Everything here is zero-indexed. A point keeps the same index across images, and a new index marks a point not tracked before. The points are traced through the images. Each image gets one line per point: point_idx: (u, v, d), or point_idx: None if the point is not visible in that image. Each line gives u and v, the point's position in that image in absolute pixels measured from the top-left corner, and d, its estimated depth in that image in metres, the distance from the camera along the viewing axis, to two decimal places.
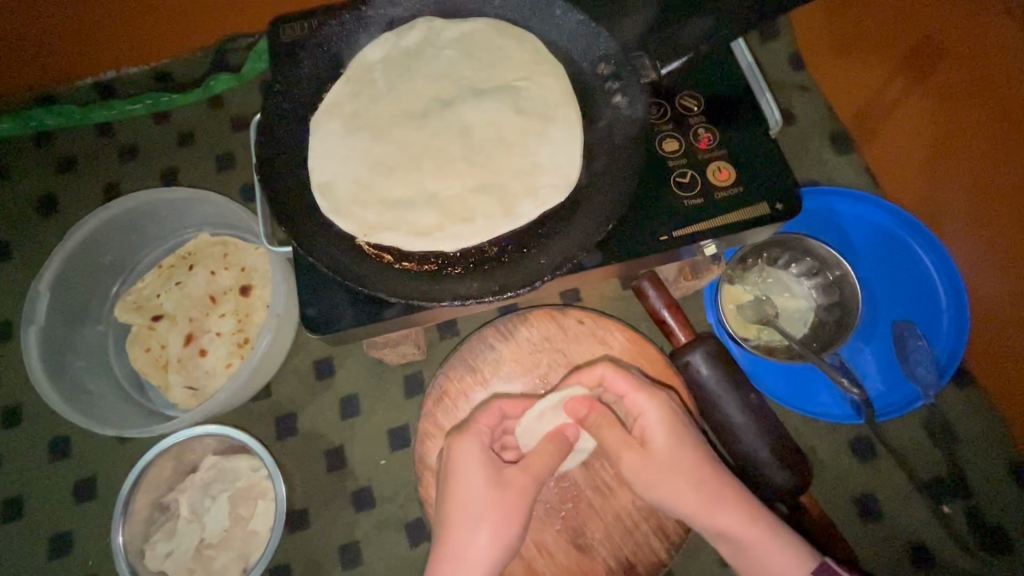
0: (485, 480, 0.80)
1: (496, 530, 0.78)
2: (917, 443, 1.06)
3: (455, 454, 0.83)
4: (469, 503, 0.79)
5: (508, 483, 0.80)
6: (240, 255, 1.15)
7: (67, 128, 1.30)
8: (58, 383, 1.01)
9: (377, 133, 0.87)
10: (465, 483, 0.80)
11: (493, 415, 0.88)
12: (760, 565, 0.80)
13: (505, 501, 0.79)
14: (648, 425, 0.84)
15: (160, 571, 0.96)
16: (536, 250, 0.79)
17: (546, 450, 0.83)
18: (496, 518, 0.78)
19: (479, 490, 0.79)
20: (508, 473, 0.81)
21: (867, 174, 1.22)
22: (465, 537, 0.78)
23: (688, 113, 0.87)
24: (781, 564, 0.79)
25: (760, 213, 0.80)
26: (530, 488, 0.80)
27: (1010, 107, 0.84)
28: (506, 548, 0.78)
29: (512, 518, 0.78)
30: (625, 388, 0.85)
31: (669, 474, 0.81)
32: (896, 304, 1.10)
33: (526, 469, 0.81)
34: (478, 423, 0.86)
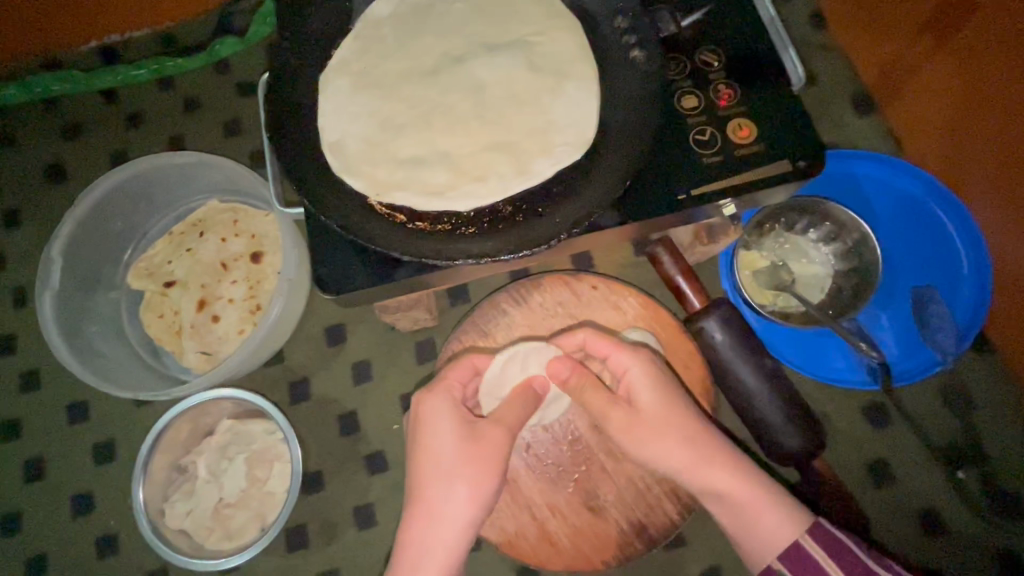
0: (457, 436, 0.77)
1: (469, 487, 0.75)
2: (934, 410, 1.05)
3: (426, 409, 0.79)
4: (441, 458, 0.76)
5: (484, 437, 0.78)
6: (250, 222, 1.15)
7: (73, 94, 1.28)
8: (73, 347, 1.02)
9: (387, 90, 0.85)
10: (436, 439, 0.76)
11: (465, 369, 0.85)
12: (748, 526, 0.76)
13: (482, 454, 0.76)
14: (637, 380, 0.79)
15: (180, 529, 0.98)
16: (552, 209, 0.77)
17: (518, 402, 0.83)
18: (475, 472, 0.75)
19: (455, 445, 0.76)
20: (481, 425, 0.78)
21: (889, 137, 1.19)
22: (442, 492, 0.74)
23: (708, 69, 0.84)
24: (768, 524, 0.75)
25: (782, 171, 0.78)
26: (504, 439, 0.78)
27: None
28: (483, 504, 0.76)
29: (484, 472, 0.76)
30: (607, 350, 0.81)
31: (656, 430, 0.77)
32: (915, 269, 1.08)
33: (500, 421, 0.80)
34: (446, 377, 0.83)
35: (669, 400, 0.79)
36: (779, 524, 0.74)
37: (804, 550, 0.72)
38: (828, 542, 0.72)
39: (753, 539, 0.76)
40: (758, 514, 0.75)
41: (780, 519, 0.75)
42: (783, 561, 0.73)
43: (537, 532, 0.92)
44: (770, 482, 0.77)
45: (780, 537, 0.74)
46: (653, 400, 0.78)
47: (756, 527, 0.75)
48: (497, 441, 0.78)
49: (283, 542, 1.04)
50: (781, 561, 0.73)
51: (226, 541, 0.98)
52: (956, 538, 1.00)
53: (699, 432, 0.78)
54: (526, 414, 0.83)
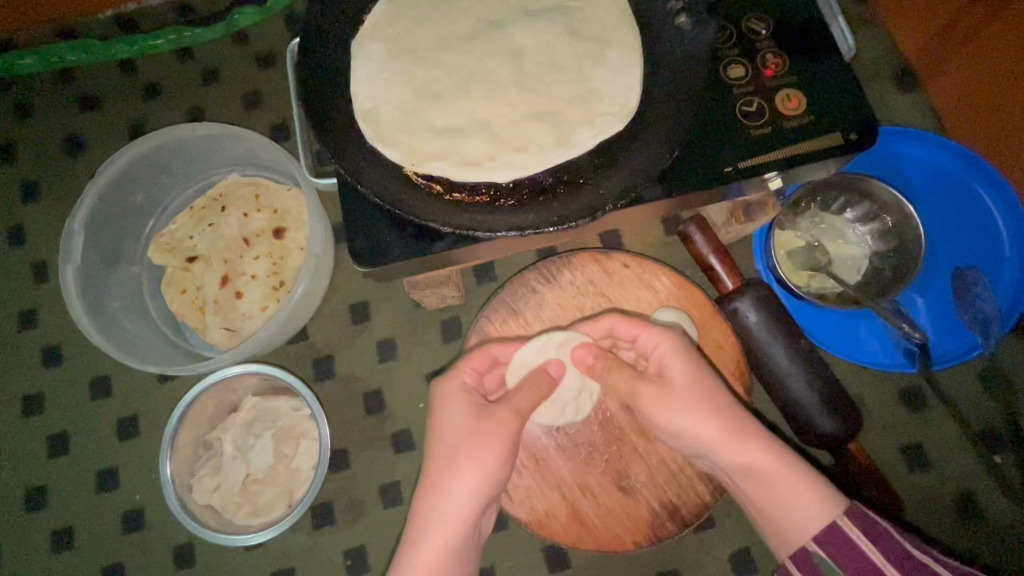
0: (465, 415, 0.76)
1: (474, 462, 0.73)
2: (971, 394, 1.03)
3: (439, 393, 0.80)
4: (451, 434, 0.75)
5: (491, 419, 0.75)
6: (273, 196, 1.12)
7: (89, 65, 1.25)
8: (97, 321, 1.00)
9: (421, 57, 0.81)
10: (446, 416, 0.77)
11: (481, 359, 0.85)
12: (780, 504, 0.72)
13: (487, 434, 0.74)
14: (666, 355, 0.78)
15: (207, 505, 0.97)
16: (594, 181, 0.75)
17: (529, 386, 0.80)
18: (478, 451, 0.73)
19: (462, 423, 0.76)
20: (490, 406, 0.77)
21: (930, 115, 1.15)
22: (443, 469, 0.73)
23: (754, 37, 0.80)
24: (799, 501, 0.71)
25: (832, 143, 0.75)
26: (512, 423, 0.75)
27: None
28: (486, 487, 0.74)
29: (489, 449, 0.73)
30: (636, 330, 0.81)
31: (688, 404, 0.74)
32: (955, 250, 1.05)
33: (509, 404, 0.78)
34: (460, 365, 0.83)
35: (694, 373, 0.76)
36: (810, 503, 0.71)
37: (846, 535, 0.69)
38: (870, 526, 0.69)
39: (786, 519, 0.72)
40: (790, 491, 0.72)
41: (813, 497, 0.72)
42: (820, 543, 0.70)
43: (567, 512, 0.91)
44: (799, 460, 0.74)
45: (812, 518, 0.71)
46: (682, 372, 0.76)
47: (790, 506, 0.72)
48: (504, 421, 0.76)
49: (309, 518, 1.04)
50: (818, 543, 0.70)
51: (254, 517, 0.97)
52: (989, 522, 0.99)
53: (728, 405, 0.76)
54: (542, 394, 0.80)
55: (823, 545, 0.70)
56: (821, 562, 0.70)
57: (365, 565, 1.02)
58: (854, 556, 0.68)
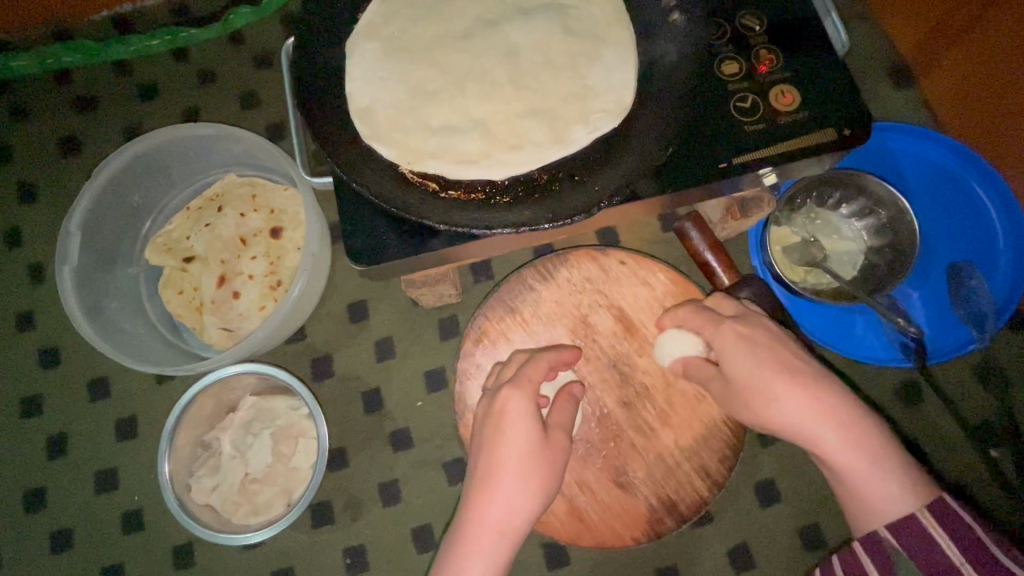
0: (535, 435, 0.75)
1: (538, 487, 0.73)
2: (967, 387, 1.04)
3: (505, 406, 0.76)
4: (518, 455, 0.73)
5: (557, 446, 0.77)
6: (270, 197, 1.13)
7: (85, 66, 1.26)
8: (94, 322, 1.00)
9: (416, 55, 0.82)
10: (513, 436, 0.74)
11: (542, 366, 0.81)
12: (857, 487, 0.68)
13: (552, 461, 0.75)
14: (728, 344, 0.76)
15: (206, 505, 0.97)
16: (588, 178, 0.75)
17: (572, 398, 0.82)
18: (545, 476, 0.74)
19: (530, 444, 0.74)
20: (553, 432, 0.77)
21: (925, 111, 1.16)
22: (509, 492, 0.72)
23: (748, 33, 0.80)
24: (879, 489, 0.66)
25: (825, 139, 0.76)
26: (568, 449, 0.78)
27: None
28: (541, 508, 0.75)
29: (552, 475, 0.75)
30: (699, 323, 0.82)
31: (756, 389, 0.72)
32: (950, 245, 1.05)
33: (561, 427, 0.79)
34: (523, 374, 0.79)
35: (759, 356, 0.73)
36: (892, 492, 0.66)
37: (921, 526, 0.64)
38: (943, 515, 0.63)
39: (861, 501, 0.68)
40: (869, 477, 0.66)
41: (899, 488, 0.66)
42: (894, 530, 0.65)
43: (566, 509, 0.92)
44: (888, 451, 0.67)
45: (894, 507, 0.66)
46: (739, 361, 0.74)
47: (868, 493, 0.67)
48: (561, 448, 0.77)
49: (307, 517, 1.04)
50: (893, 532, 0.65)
51: (253, 517, 0.97)
52: (986, 516, 0.99)
53: (810, 385, 0.70)
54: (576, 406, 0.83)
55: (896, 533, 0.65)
56: (894, 551, 0.65)
57: (364, 564, 1.02)
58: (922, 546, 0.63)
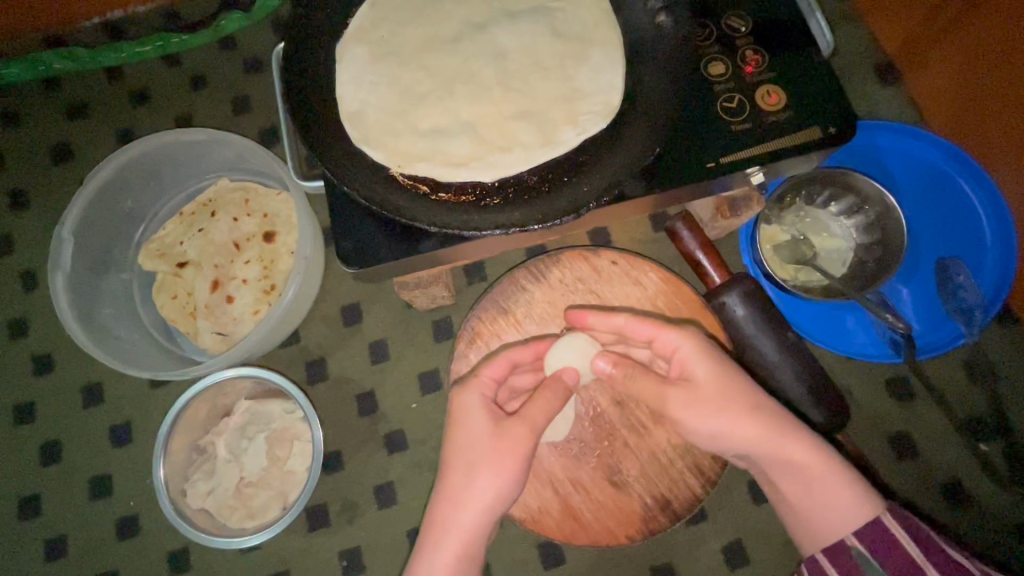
0: (483, 430, 0.74)
1: (487, 480, 0.72)
2: (957, 382, 1.05)
3: (457, 406, 0.78)
4: (468, 449, 0.74)
5: (509, 437, 0.73)
6: (262, 201, 1.13)
7: (77, 73, 1.26)
8: (87, 328, 1.01)
9: (406, 59, 0.82)
10: (464, 431, 0.75)
11: (499, 365, 0.81)
12: (815, 506, 0.72)
13: (503, 453, 0.72)
14: (688, 357, 0.74)
15: (201, 510, 0.97)
16: (577, 179, 0.75)
17: (548, 399, 0.76)
18: (495, 468, 0.72)
19: (480, 437, 0.74)
20: (508, 423, 0.74)
21: (912, 108, 1.17)
22: (455, 487, 0.73)
23: (734, 34, 0.81)
24: (840, 506, 0.71)
25: (811, 137, 0.77)
26: (528, 441, 0.73)
27: None
28: (501, 503, 0.73)
29: (506, 467, 0.72)
30: (650, 333, 0.77)
31: (723, 406, 0.72)
32: (938, 241, 1.06)
33: (523, 418, 0.74)
34: (480, 374, 0.80)
35: (735, 381, 0.73)
36: (850, 504, 0.71)
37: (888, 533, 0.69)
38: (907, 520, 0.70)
39: (818, 521, 0.73)
40: (829, 494, 0.71)
41: (857, 501, 0.71)
42: (860, 539, 0.70)
43: (560, 508, 0.92)
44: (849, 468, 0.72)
45: (854, 519, 0.71)
46: (707, 377, 0.73)
47: (825, 510, 0.72)
48: (521, 439, 0.73)
49: (303, 520, 1.04)
50: (859, 542, 0.70)
51: (248, 521, 0.97)
52: (977, 509, 1.00)
53: (776, 410, 0.72)
54: (558, 409, 0.76)
55: (863, 541, 0.70)
56: (862, 561, 0.70)
57: (361, 567, 1.03)
58: (892, 551, 0.69)
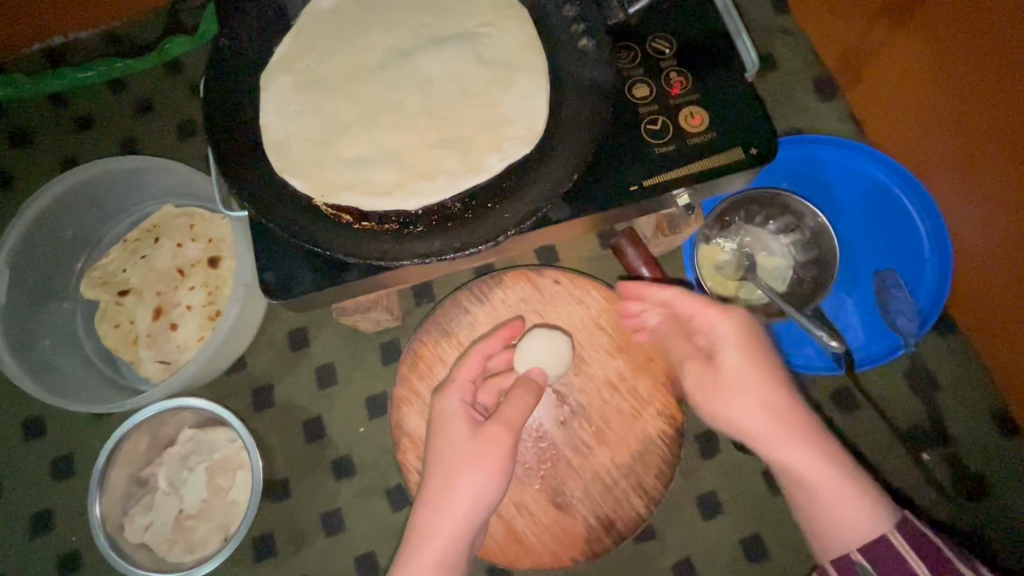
0: (465, 433, 0.77)
1: (473, 479, 0.74)
2: (899, 393, 1.06)
3: (438, 411, 0.80)
4: (450, 452, 0.76)
5: (488, 439, 0.76)
6: (207, 226, 1.12)
7: (20, 99, 1.24)
8: (24, 361, 0.99)
9: (331, 89, 0.83)
10: (445, 436, 0.77)
11: (473, 364, 0.83)
12: (823, 515, 0.74)
13: (483, 454, 0.75)
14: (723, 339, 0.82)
15: (141, 544, 0.95)
16: (502, 205, 0.75)
17: (521, 397, 0.80)
18: (476, 471, 0.74)
19: (463, 440, 0.76)
20: (488, 425, 0.77)
21: (851, 121, 1.18)
22: (441, 487, 0.75)
23: (658, 56, 0.82)
24: (849, 517, 0.72)
25: (736, 157, 0.77)
26: (508, 440, 0.76)
27: (994, 52, 0.80)
28: (486, 501, 0.76)
29: (489, 469, 0.75)
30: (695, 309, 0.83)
31: (732, 389, 0.80)
32: (879, 253, 1.07)
33: (502, 420, 0.77)
34: (454, 379, 0.83)
35: (736, 372, 0.80)
36: (854, 514, 0.72)
37: (890, 544, 0.70)
38: (918, 539, 0.69)
39: (825, 524, 0.74)
40: (841, 503, 0.72)
41: (869, 511, 0.72)
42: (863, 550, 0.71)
43: (504, 532, 0.92)
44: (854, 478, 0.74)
45: (853, 528, 0.72)
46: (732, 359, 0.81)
47: (833, 517, 0.73)
48: (500, 440, 0.76)
49: (249, 550, 1.03)
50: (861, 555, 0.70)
51: (189, 554, 0.95)
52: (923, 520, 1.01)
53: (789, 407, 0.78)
54: (531, 404, 0.80)
55: (866, 553, 0.70)
56: (860, 565, 0.71)
57: None
58: (892, 563, 0.69)
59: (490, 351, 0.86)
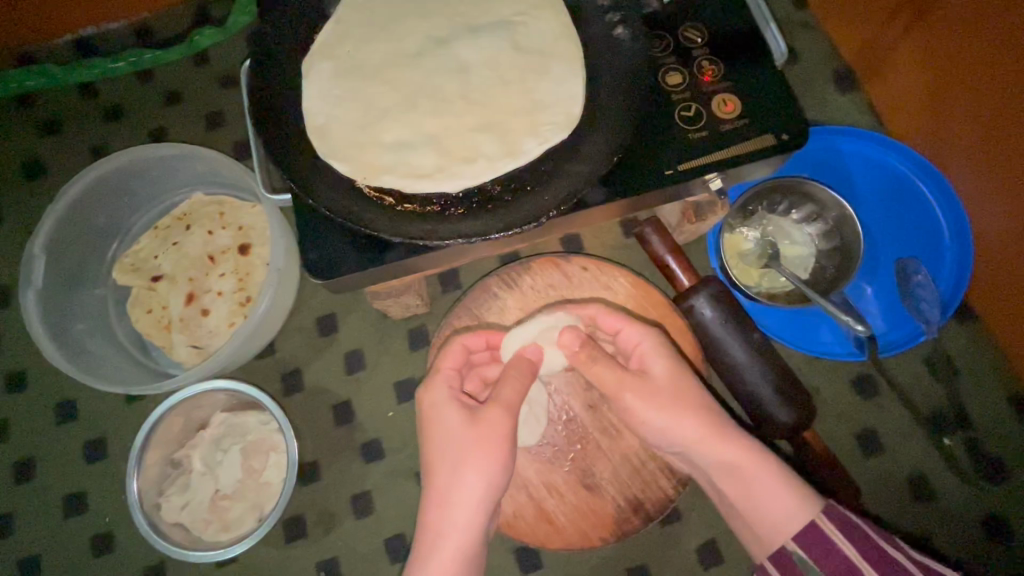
0: (460, 423, 0.75)
1: (479, 470, 0.73)
2: (919, 378, 1.08)
3: (427, 404, 0.78)
4: (451, 445, 0.74)
5: (486, 423, 0.74)
6: (237, 213, 1.13)
7: (50, 90, 1.26)
8: (61, 344, 1.00)
9: (370, 75, 0.85)
10: (441, 427, 0.75)
11: (455, 354, 0.81)
12: (761, 506, 0.76)
13: (482, 440, 0.73)
14: (648, 353, 0.81)
15: (177, 523, 0.97)
16: (540, 187, 0.77)
17: (515, 377, 0.78)
18: (479, 460, 0.73)
19: (460, 430, 0.75)
20: (481, 410, 0.75)
21: (870, 113, 1.21)
22: (448, 481, 0.73)
23: (691, 45, 0.84)
24: (782, 502, 0.75)
25: (767, 143, 0.78)
26: (506, 422, 0.74)
27: (1008, 45, 0.83)
28: (496, 488, 0.75)
29: (491, 454, 0.73)
30: (620, 324, 0.83)
31: (661, 401, 0.79)
32: (899, 243, 1.10)
33: (498, 402, 0.75)
34: (439, 368, 0.80)
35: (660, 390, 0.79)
36: (790, 500, 0.75)
37: (819, 535, 0.72)
38: (846, 525, 0.72)
39: (767, 518, 0.76)
40: (778, 493, 0.75)
41: (795, 498, 0.75)
42: (797, 540, 0.73)
43: (534, 512, 0.93)
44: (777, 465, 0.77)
45: (791, 515, 0.74)
46: (664, 370, 0.80)
47: (769, 504, 0.76)
48: (499, 423, 0.75)
49: (280, 531, 1.04)
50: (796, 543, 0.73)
51: (223, 533, 0.97)
52: (942, 503, 1.03)
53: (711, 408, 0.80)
54: (527, 384, 0.78)
55: (801, 543, 0.73)
56: (798, 561, 0.73)
57: None
58: (827, 555, 0.71)
59: (472, 345, 0.85)
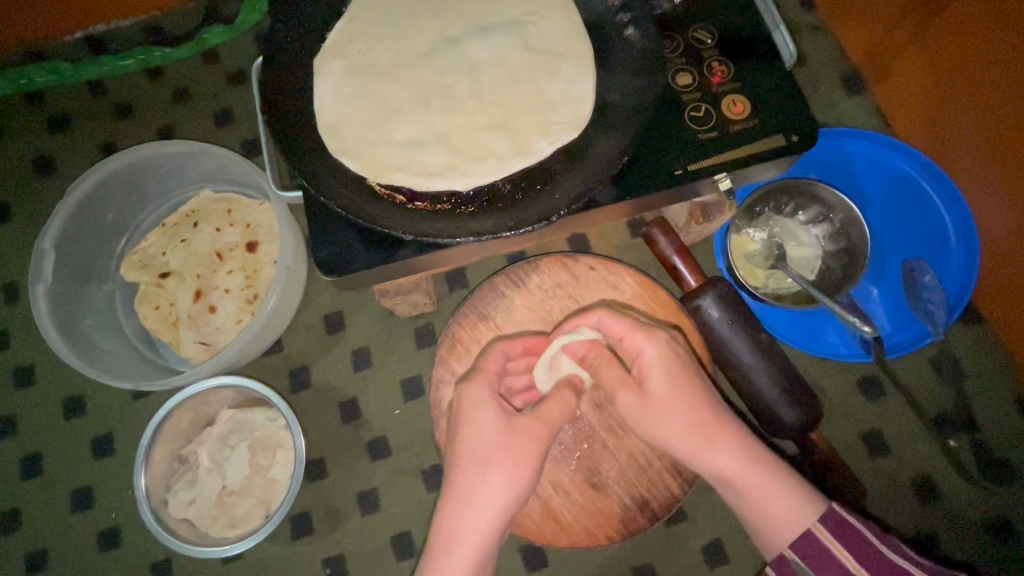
0: (495, 427, 0.75)
1: (507, 475, 0.72)
2: (925, 380, 1.08)
3: (463, 401, 0.78)
4: (482, 447, 0.74)
5: (522, 432, 0.74)
6: (245, 211, 1.14)
7: (59, 86, 1.27)
8: (70, 339, 1.01)
9: (381, 73, 0.85)
10: (475, 429, 0.75)
11: (498, 359, 0.83)
12: (759, 518, 0.75)
13: (518, 448, 0.73)
14: (649, 362, 0.78)
15: (184, 519, 0.98)
16: (550, 187, 0.77)
17: (561, 398, 0.78)
18: (509, 466, 0.72)
19: (494, 435, 0.74)
20: (519, 421, 0.75)
21: (878, 115, 1.21)
22: (473, 483, 0.73)
23: (701, 46, 0.84)
24: (780, 515, 0.74)
25: (776, 144, 0.79)
26: (544, 435, 0.74)
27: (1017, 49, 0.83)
28: (518, 497, 0.74)
29: (524, 463, 0.73)
30: (621, 330, 0.80)
31: (664, 414, 0.76)
32: (905, 245, 1.10)
33: (539, 417, 0.76)
34: (483, 367, 0.80)
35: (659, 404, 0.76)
36: (788, 512, 0.74)
37: (816, 540, 0.73)
38: (843, 529, 0.73)
39: (765, 527, 0.75)
40: (778, 506, 0.74)
41: (795, 512, 0.74)
42: (794, 548, 0.73)
43: (540, 510, 0.93)
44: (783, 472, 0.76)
45: (791, 527, 0.74)
46: (660, 385, 0.77)
47: (765, 515, 0.75)
48: (535, 435, 0.75)
49: (286, 528, 1.05)
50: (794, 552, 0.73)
51: (230, 529, 0.97)
52: (947, 505, 1.03)
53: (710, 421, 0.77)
54: (572, 406, 0.78)
55: (798, 551, 0.73)
56: (797, 567, 0.73)
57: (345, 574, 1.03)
58: (824, 562, 0.72)
59: (512, 352, 0.86)
